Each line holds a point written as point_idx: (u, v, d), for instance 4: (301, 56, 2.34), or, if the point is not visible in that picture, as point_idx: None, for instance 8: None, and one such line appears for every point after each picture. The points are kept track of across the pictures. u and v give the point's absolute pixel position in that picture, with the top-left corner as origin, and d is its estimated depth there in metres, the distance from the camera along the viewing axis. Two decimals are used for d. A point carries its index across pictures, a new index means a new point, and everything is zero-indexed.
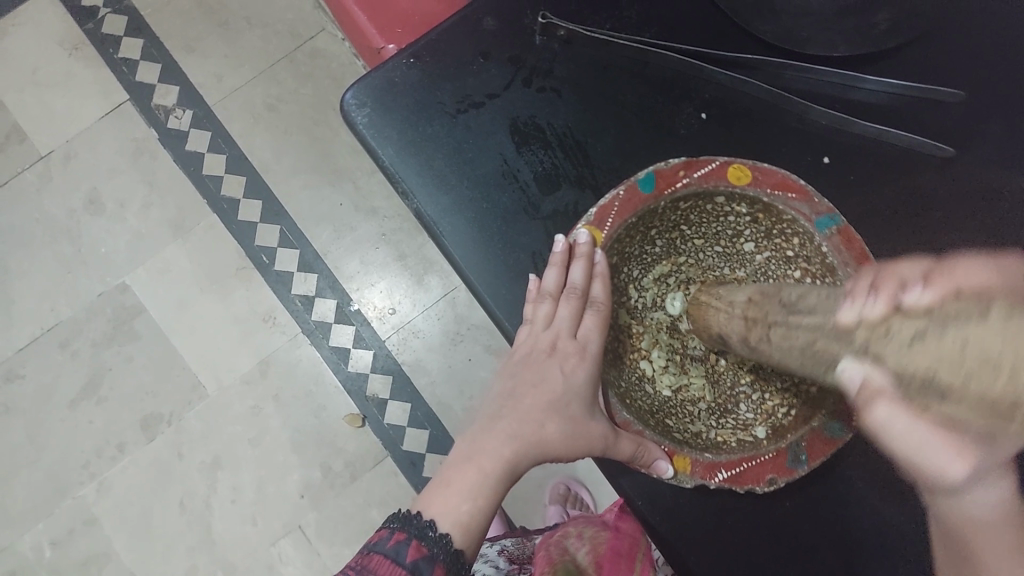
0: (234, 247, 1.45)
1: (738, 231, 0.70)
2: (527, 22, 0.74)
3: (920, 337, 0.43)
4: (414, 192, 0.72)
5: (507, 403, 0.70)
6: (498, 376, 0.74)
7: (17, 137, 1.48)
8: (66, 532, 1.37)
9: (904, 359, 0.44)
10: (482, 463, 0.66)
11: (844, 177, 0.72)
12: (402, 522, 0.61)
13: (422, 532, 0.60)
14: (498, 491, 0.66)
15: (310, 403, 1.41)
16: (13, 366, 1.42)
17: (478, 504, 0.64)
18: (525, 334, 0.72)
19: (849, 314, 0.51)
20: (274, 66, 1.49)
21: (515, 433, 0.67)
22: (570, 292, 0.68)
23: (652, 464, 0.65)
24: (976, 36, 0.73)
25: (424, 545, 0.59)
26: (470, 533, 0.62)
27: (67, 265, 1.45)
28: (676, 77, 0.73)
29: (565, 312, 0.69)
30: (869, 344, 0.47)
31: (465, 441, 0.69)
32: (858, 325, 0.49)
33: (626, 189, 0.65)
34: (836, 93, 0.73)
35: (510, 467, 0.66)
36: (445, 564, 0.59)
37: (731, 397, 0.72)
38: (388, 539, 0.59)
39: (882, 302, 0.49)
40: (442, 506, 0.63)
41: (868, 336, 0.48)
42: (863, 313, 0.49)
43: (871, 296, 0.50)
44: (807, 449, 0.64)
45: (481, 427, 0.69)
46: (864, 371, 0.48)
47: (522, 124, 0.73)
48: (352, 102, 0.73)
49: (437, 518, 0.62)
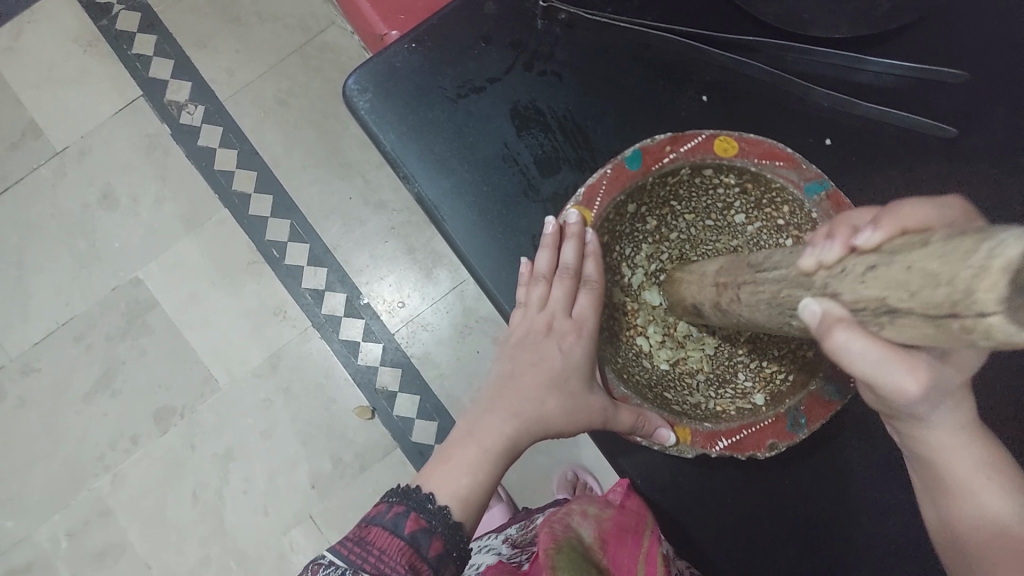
0: (245, 241, 1.46)
1: (728, 204, 0.70)
2: (527, 6, 0.74)
3: (873, 268, 0.44)
4: (415, 176, 0.72)
5: (508, 384, 0.71)
6: (498, 359, 0.75)
7: (32, 133, 1.50)
8: (81, 522, 1.39)
9: (860, 289, 0.44)
10: (482, 440, 0.67)
11: (845, 158, 0.71)
12: (401, 496, 0.63)
13: (420, 505, 0.62)
14: (497, 468, 0.67)
15: (320, 394, 1.42)
16: (28, 359, 1.44)
17: (477, 478, 0.65)
18: (519, 317, 0.73)
19: (809, 260, 0.51)
20: (284, 61, 1.51)
21: (516, 411, 0.69)
22: (563, 273, 0.68)
23: (653, 433, 0.65)
24: (981, 16, 0.72)
25: (423, 518, 0.61)
26: (472, 510, 0.64)
27: (82, 259, 1.47)
28: (677, 60, 0.73)
29: (560, 292, 0.69)
30: (827, 285, 0.48)
31: (466, 419, 0.70)
32: (818, 269, 0.50)
33: (613, 167, 0.65)
34: (839, 75, 0.72)
35: (510, 443, 0.68)
36: (443, 537, 0.61)
37: (729, 368, 0.72)
38: (387, 513, 0.61)
39: (838, 246, 0.49)
40: (441, 484, 0.64)
41: (826, 277, 0.48)
42: (821, 257, 0.49)
43: (828, 242, 0.50)
44: (806, 412, 0.65)
45: (484, 408, 0.70)
46: (823, 307, 0.47)
47: (522, 108, 0.74)
48: (353, 86, 0.73)
49: (435, 491, 0.64)
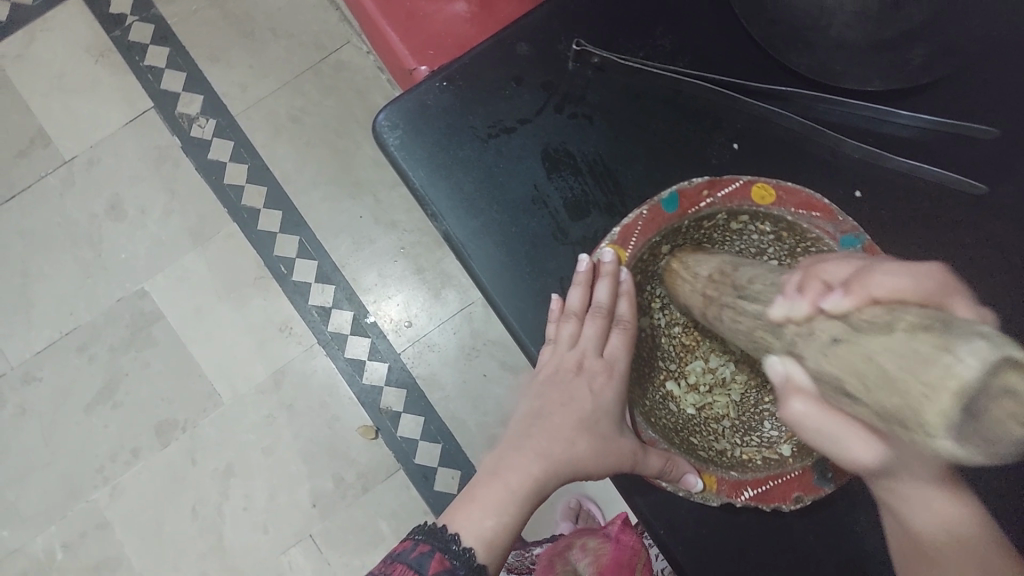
0: (253, 256, 1.46)
1: (760, 249, 0.70)
2: (560, 47, 0.74)
3: (837, 341, 0.46)
4: (443, 216, 0.72)
5: (537, 423, 0.70)
6: (523, 400, 0.75)
7: (41, 141, 1.49)
8: (77, 536, 1.37)
9: (819, 361, 0.48)
10: (508, 480, 0.66)
11: (874, 211, 0.71)
12: (427, 534, 0.62)
13: (446, 545, 0.61)
14: (522, 508, 0.66)
15: (324, 413, 1.41)
16: (30, 369, 1.43)
17: (503, 519, 0.65)
18: (548, 353, 0.72)
19: (779, 310, 0.54)
20: (298, 77, 1.51)
21: (544, 452, 0.68)
22: (595, 312, 0.68)
23: (680, 479, 0.64)
24: (1010, 70, 0.72)
25: (447, 558, 0.60)
26: (496, 550, 0.63)
27: (87, 269, 1.46)
28: (707, 107, 0.73)
29: (591, 330, 0.69)
30: (794, 344, 0.51)
31: (491, 458, 0.69)
32: (787, 322, 0.53)
33: (650, 209, 0.65)
34: (868, 127, 0.73)
35: (536, 484, 0.67)
36: None
37: (755, 415, 0.70)
38: (412, 549, 0.59)
39: (806, 302, 0.52)
40: (468, 523, 0.64)
41: (795, 335, 0.51)
42: (790, 312, 0.52)
43: (797, 295, 0.53)
44: (834, 467, 0.63)
45: (510, 446, 0.70)
46: (786, 368, 0.53)
47: (553, 151, 0.73)
48: (384, 123, 0.73)
49: (460, 532, 0.63)
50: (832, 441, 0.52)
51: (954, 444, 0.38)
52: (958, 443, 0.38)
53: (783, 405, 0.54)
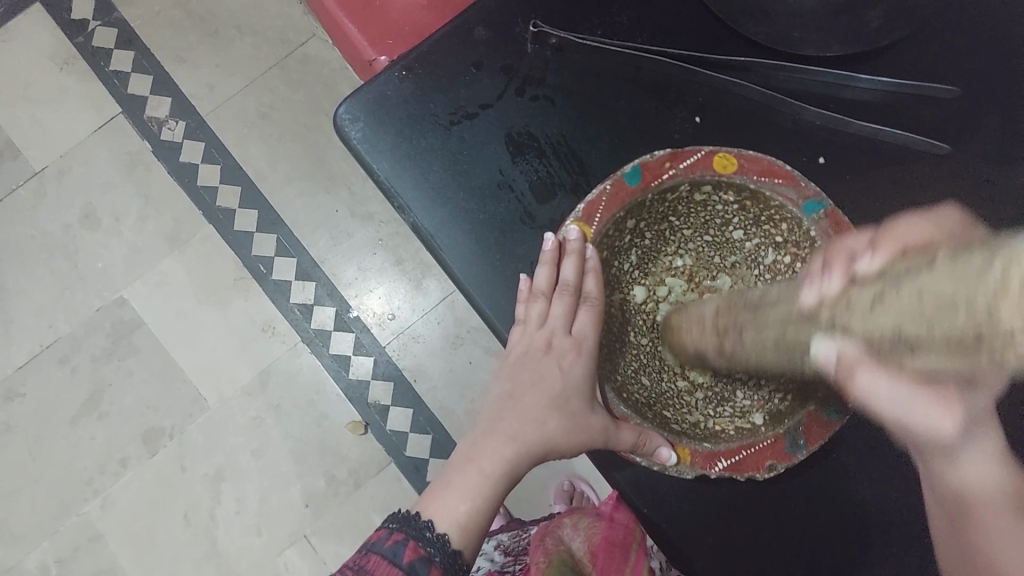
0: (231, 257, 1.44)
1: (726, 220, 0.70)
2: (518, 30, 0.74)
3: (880, 298, 0.45)
4: (410, 206, 0.72)
5: (509, 405, 0.72)
6: (498, 380, 0.75)
7: (9, 153, 1.47)
8: (73, 548, 1.37)
9: (868, 324, 0.46)
10: (481, 466, 0.68)
11: (838, 177, 0.71)
12: (401, 523, 0.63)
13: (420, 533, 0.62)
14: (494, 492, 0.67)
15: (312, 410, 1.41)
16: (13, 384, 1.41)
17: (476, 504, 0.66)
18: (518, 334, 0.72)
19: (811, 294, 0.53)
20: (265, 74, 1.49)
21: (515, 434, 0.69)
22: (563, 290, 0.68)
23: (653, 453, 0.64)
24: (968, 29, 0.72)
25: (422, 546, 0.61)
26: (470, 535, 0.64)
27: (65, 280, 1.44)
28: (669, 81, 0.73)
29: (560, 309, 0.69)
30: (832, 322, 0.49)
31: (467, 443, 0.70)
32: (820, 306, 0.51)
33: (613, 183, 0.65)
34: (829, 92, 0.72)
35: (509, 468, 0.68)
36: (441, 564, 0.61)
37: (727, 385, 0.72)
38: (386, 539, 0.61)
39: (837, 278, 0.52)
40: (441, 509, 0.65)
41: (830, 314, 0.50)
42: (822, 292, 0.52)
43: (826, 274, 0.53)
44: (806, 433, 0.64)
45: (483, 432, 0.70)
46: (835, 347, 0.49)
47: (516, 134, 0.73)
48: (344, 115, 0.73)
49: (434, 518, 0.64)
50: (907, 411, 0.50)
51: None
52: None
53: (842, 383, 0.51)
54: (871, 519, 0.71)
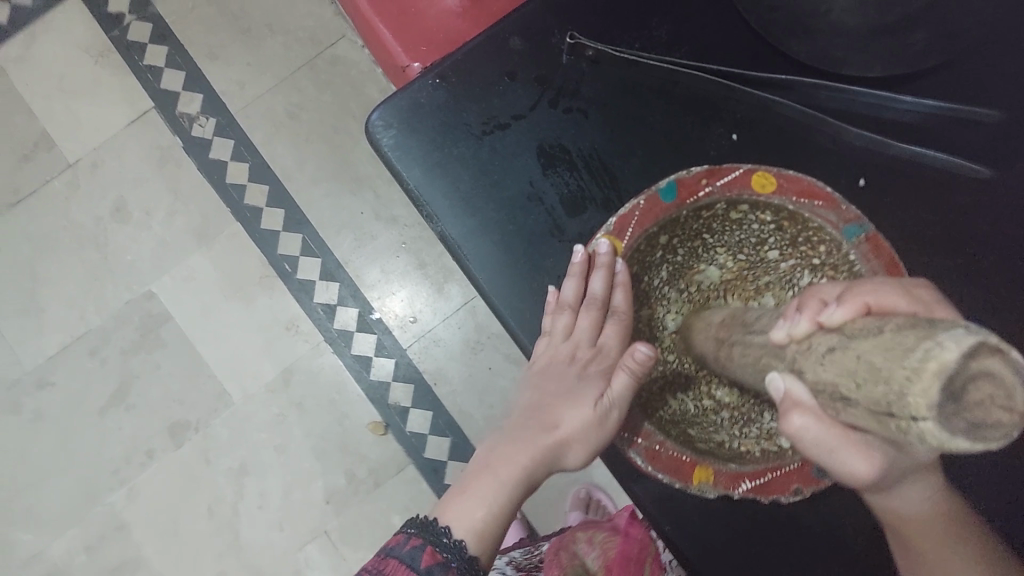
0: (257, 254, 1.46)
1: (761, 239, 0.68)
2: (553, 41, 0.73)
3: (832, 351, 0.45)
4: (439, 216, 0.71)
5: (528, 413, 0.72)
6: (525, 390, 0.75)
7: (44, 146, 1.50)
8: (97, 536, 1.39)
9: (817, 371, 0.46)
10: (498, 472, 0.67)
11: (878, 198, 0.70)
12: (419, 527, 0.61)
13: (438, 538, 0.60)
14: (511, 500, 0.66)
15: (334, 409, 1.41)
16: (43, 374, 1.44)
17: (493, 510, 0.64)
18: (543, 346, 0.72)
19: (780, 332, 0.53)
20: (295, 73, 1.49)
21: (537, 442, 0.69)
22: (590, 304, 0.68)
23: (677, 474, 0.64)
24: (1017, 49, 0.70)
25: (439, 551, 0.59)
26: (485, 541, 0.62)
27: (95, 273, 1.47)
28: (705, 97, 0.72)
29: (585, 323, 0.70)
30: (795, 361, 0.50)
31: (483, 448, 0.71)
32: (789, 341, 0.52)
33: (647, 199, 0.64)
34: (871, 112, 0.71)
35: (530, 477, 0.67)
36: (459, 570, 0.58)
37: (755, 406, 0.69)
38: (403, 545, 0.58)
39: (807, 320, 0.51)
40: (457, 516, 0.63)
41: (794, 353, 0.50)
42: (790, 330, 0.52)
43: (797, 315, 0.53)
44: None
45: (498, 438, 0.71)
46: (786, 384, 0.51)
47: (548, 146, 0.72)
48: (377, 122, 0.73)
49: (451, 525, 0.62)
50: (829, 454, 0.51)
51: (936, 428, 0.36)
52: (941, 428, 0.36)
53: (783, 420, 0.51)
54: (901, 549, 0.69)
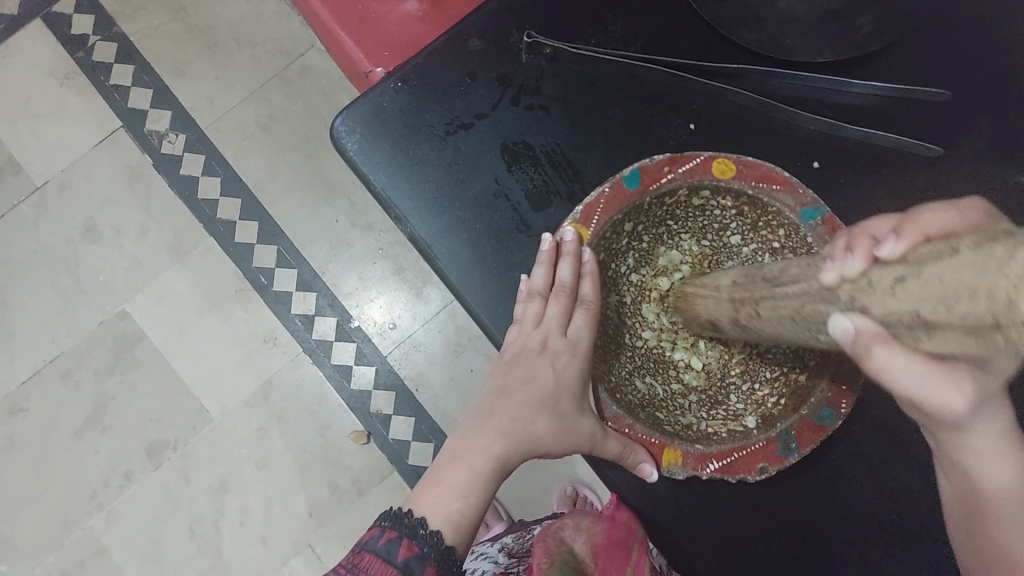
0: (232, 269, 1.45)
1: (724, 224, 0.70)
2: (512, 40, 0.74)
3: (900, 280, 0.47)
4: (406, 216, 0.72)
5: (500, 401, 0.71)
6: (489, 375, 0.75)
7: (10, 169, 1.48)
8: (78, 562, 1.37)
9: (887, 304, 0.47)
10: (473, 462, 0.67)
11: (834, 180, 0.72)
12: (394, 520, 0.61)
13: (413, 531, 0.60)
14: (485, 489, 0.67)
15: (314, 420, 1.41)
16: (16, 400, 1.42)
17: (468, 501, 0.65)
18: (513, 334, 0.72)
19: (830, 275, 0.53)
20: (264, 86, 1.50)
21: (507, 430, 0.69)
22: (559, 291, 0.68)
23: (636, 467, 0.66)
24: (958, 32, 0.73)
25: (415, 544, 0.59)
26: (462, 532, 0.63)
27: (66, 295, 1.45)
28: (662, 89, 0.74)
29: (555, 310, 0.69)
30: (853, 301, 0.50)
31: (457, 438, 0.70)
32: (840, 284, 0.52)
33: (611, 186, 0.66)
34: (822, 98, 0.73)
35: (499, 462, 0.68)
36: (436, 562, 0.59)
37: (720, 389, 0.71)
38: (379, 538, 0.59)
39: (859, 260, 0.52)
40: (434, 507, 0.64)
41: (851, 292, 0.51)
42: (843, 271, 0.52)
43: (848, 255, 0.53)
44: (797, 437, 0.64)
45: (473, 425, 0.70)
46: (855, 323, 0.49)
47: (512, 143, 0.73)
48: (341, 127, 0.73)
49: (427, 517, 0.63)
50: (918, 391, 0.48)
51: None
52: None
53: (861, 359, 0.49)
54: (870, 525, 0.71)
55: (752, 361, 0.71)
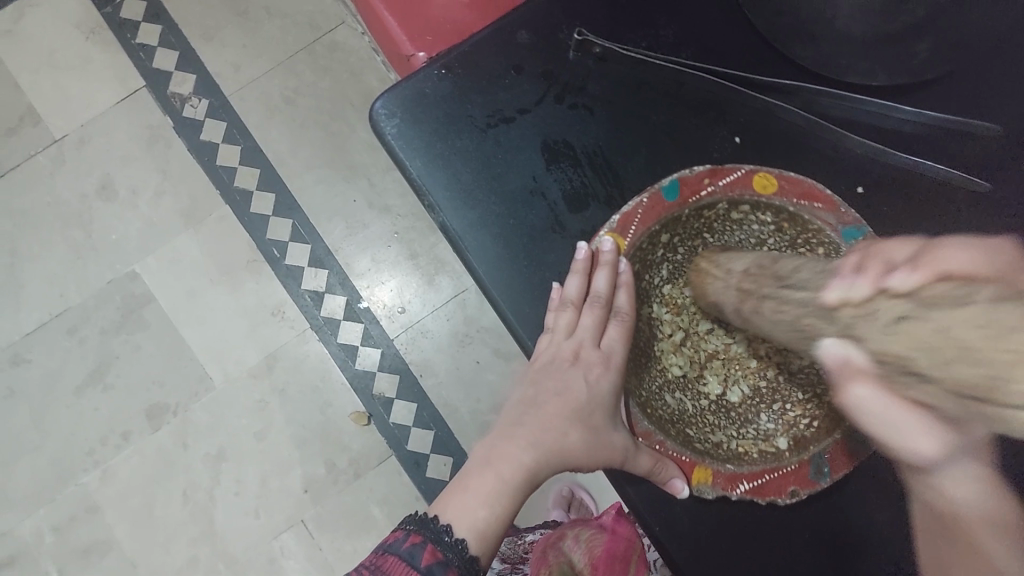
0: (245, 239, 1.44)
1: (761, 240, 0.69)
2: (561, 36, 0.73)
3: (906, 318, 0.44)
4: (441, 207, 0.71)
5: (532, 411, 0.70)
6: (520, 389, 0.74)
7: (30, 119, 1.47)
8: (69, 518, 1.37)
9: (883, 342, 0.45)
10: (500, 469, 0.66)
11: (877, 209, 0.70)
12: (418, 524, 0.60)
13: (438, 536, 0.59)
14: (514, 497, 0.65)
15: (316, 398, 1.40)
16: (19, 351, 1.41)
17: (496, 510, 0.63)
18: (545, 342, 0.72)
19: (835, 294, 0.51)
20: (292, 58, 1.48)
21: (537, 442, 0.68)
22: (593, 301, 0.68)
23: (667, 482, 0.65)
24: (1017, 69, 0.71)
25: (440, 550, 0.58)
26: (487, 540, 0.62)
27: (77, 251, 1.44)
28: (711, 99, 0.72)
29: (589, 321, 0.69)
30: (853, 326, 0.49)
31: (485, 446, 0.69)
32: (843, 306, 0.50)
33: (650, 196, 0.64)
34: (872, 121, 0.71)
35: (529, 474, 0.66)
36: (459, 569, 0.58)
37: (751, 408, 0.69)
38: (403, 541, 0.57)
39: (867, 283, 0.49)
40: (458, 515, 0.62)
41: (852, 316, 0.49)
42: (847, 293, 0.50)
43: (856, 276, 0.51)
44: (830, 461, 0.64)
45: (503, 435, 0.69)
46: (845, 351, 0.49)
47: (553, 142, 0.72)
48: (381, 111, 0.72)
49: (452, 523, 0.61)
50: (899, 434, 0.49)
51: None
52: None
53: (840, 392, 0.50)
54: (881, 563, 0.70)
55: (783, 381, 0.69)
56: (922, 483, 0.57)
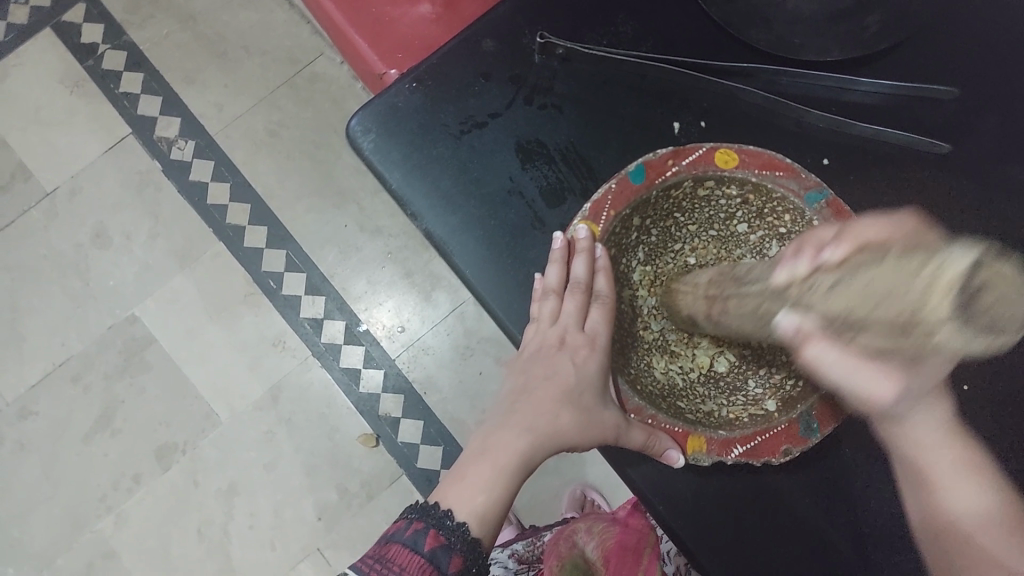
0: (241, 273, 1.46)
1: (730, 214, 0.71)
2: (525, 41, 0.76)
3: (837, 283, 0.50)
4: (423, 215, 0.73)
5: (522, 399, 0.72)
6: (509, 376, 0.76)
7: (20, 175, 1.50)
8: (88, 565, 1.37)
9: (825, 303, 0.51)
10: (496, 457, 0.67)
11: (843, 178, 0.73)
12: (420, 513, 0.63)
13: (439, 522, 0.62)
14: (512, 482, 0.67)
15: (324, 424, 1.41)
16: (25, 404, 1.43)
17: (492, 493, 0.65)
18: (531, 332, 0.73)
19: (782, 276, 0.57)
20: (273, 92, 1.51)
21: (531, 426, 0.70)
22: (574, 287, 0.69)
23: (663, 454, 0.67)
24: (967, 33, 0.74)
25: (442, 534, 0.61)
26: (487, 523, 0.64)
27: (76, 300, 1.46)
28: (675, 88, 0.75)
29: (572, 306, 0.70)
30: (798, 299, 0.54)
31: (479, 436, 0.71)
32: (790, 284, 0.56)
33: (618, 182, 0.67)
34: (831, 96, 0.74)
35: (524, 459, 0.68)
36: (462, 553, 0.60)
37: (739, 376, 0.72)
38: (406, 529, 0.61)
39: (807, 261, 0.56)
40: (459, 501, 0.64)
41: (796, 292, 0.55)
42: (792, 272, 0.56)
43: (796, 258, 0.57)
44: (818, 418, 0.64)
45: (497, 424, 0.71)
46: (797, 320, 0.54)
47: (525, 142, 0.75)
48: (357, 128, 0.75)
49: (453, 508, 0.63)
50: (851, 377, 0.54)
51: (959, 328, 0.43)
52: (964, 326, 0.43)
53: (800, 352, 0.56)
54: (876, 522, 0.72)
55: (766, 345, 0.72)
56: (897, 436, 0.65)
